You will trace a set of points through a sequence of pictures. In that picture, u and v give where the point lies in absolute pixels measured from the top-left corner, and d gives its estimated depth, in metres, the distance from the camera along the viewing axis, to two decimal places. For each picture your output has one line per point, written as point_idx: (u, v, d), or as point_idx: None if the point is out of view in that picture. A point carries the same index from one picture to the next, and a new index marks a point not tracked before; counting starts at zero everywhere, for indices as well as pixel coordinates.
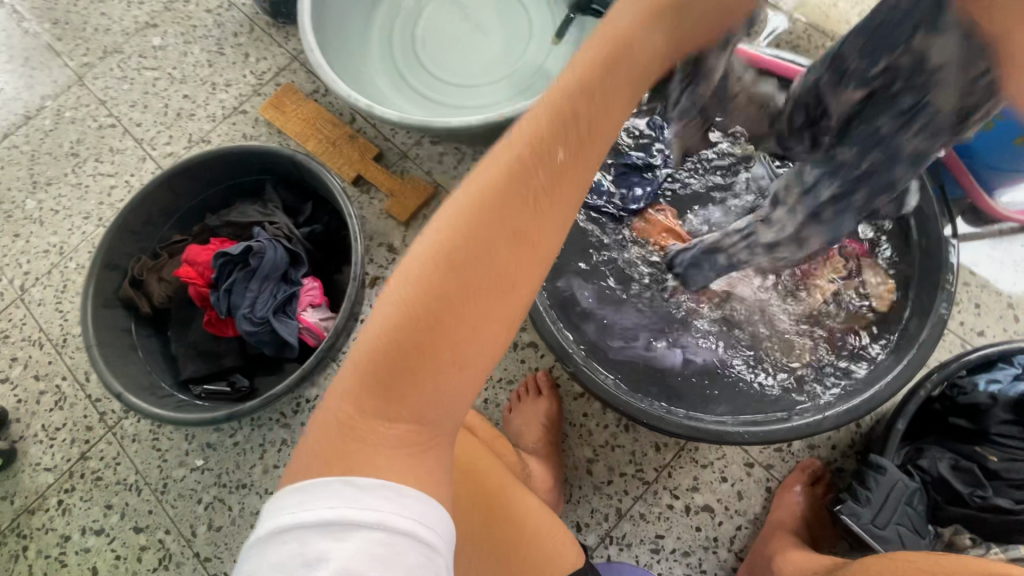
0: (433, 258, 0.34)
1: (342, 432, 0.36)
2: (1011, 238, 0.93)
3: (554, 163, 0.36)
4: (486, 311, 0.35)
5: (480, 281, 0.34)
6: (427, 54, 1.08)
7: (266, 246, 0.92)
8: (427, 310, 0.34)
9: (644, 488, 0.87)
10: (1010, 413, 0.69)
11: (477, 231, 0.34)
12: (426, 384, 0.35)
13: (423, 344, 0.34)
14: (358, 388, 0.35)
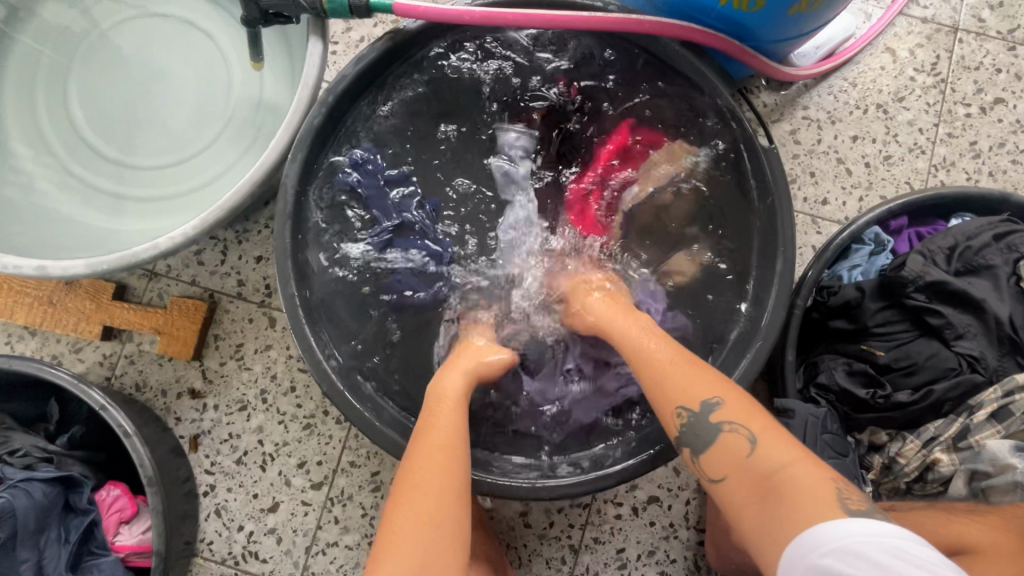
0: (408, 465, 0.55)
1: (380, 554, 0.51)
2: (815, 90, 0.88)
3: (453, 404, 0.59)
4: (438, 482, 0.53)
5: (431, 453, 0.55)
6: (113, 142, 0.83)
7: (12, 498, 0.67)
8: (403, 477, 0.54)
9: (587, 512, 0.80)
10: (880, 301, 0.66)
11: (424, 423, 0.58)
12: (412, 530, 0.51)
13: (403, 497, 0.53)
14: (383, 542, 0.51)
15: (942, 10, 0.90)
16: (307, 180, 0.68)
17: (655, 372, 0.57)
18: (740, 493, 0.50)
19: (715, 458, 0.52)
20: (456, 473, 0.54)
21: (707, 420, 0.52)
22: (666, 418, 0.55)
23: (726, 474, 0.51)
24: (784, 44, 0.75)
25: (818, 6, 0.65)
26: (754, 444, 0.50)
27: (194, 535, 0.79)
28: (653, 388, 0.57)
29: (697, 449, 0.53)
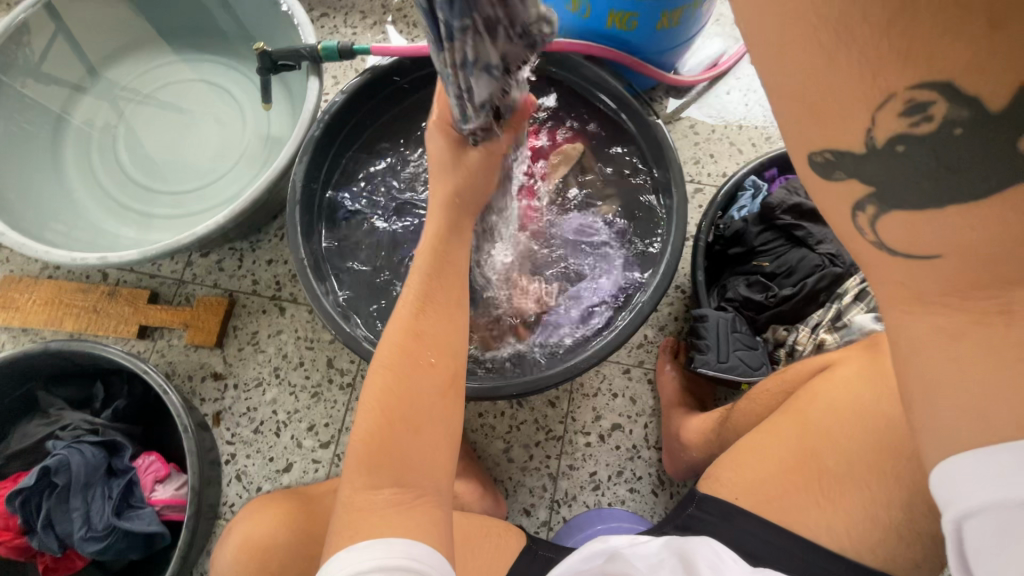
0: (404, 347, 0.55)
1: (372, 468, 0.51)
2: (705, 95, 1.13)
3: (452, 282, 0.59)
4: (430, 392, 0.53)
5: (422, 365, 0.54)
6: (151, 177, 1.03)
7: (69, 454, 0.79)
8: (395, 394, 0.53)
9: (561, 443, 0.93)
10: (760, 225, 0.85)
11: (413, 341, 0.55)
12: (408, 443, 0.51)
13: (397, 415, 0.52)
14: (376, 460, 0.51)
15: None
16: (311, 179, 0.88)
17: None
18: (946, 286, 0.29)
19: (911, 227, 0.30)
20: (458, 365, 0.56)
21: (1014, 142, 0.27)
22: (879, 114, 0.29)
23: (942, 249, 0.29)
24: (665, 57, 1.00)
25: (676, 22, 0.89)
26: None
27: (218, 497, 0.90)
28: (930, 1, 0.25)
29: (904, 190, 0.30)
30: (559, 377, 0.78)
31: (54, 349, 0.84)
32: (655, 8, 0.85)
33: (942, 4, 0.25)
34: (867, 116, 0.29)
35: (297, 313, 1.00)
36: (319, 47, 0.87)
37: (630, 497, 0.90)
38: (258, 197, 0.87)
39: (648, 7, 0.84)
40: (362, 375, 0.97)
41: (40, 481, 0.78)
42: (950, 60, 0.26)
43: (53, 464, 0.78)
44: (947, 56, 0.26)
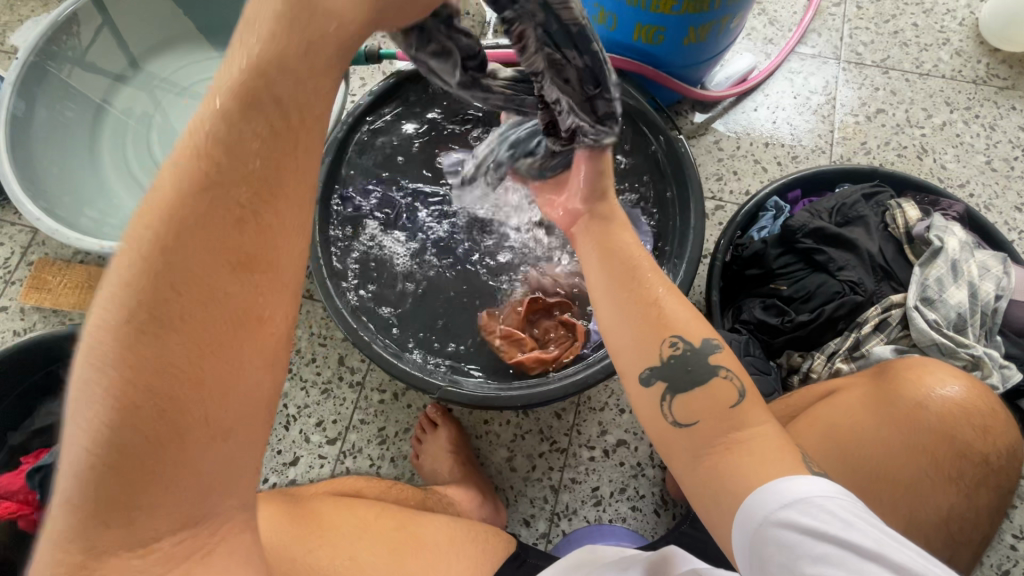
0: (154, 325, 0.29)
1: (112, 510, 0.31)
2: (732, 111, 1.12)
3: (271, 202, 0.31)
4: (218, 403, 0.32)
5: (210, 365, 0.31)
6: None
7: None
8: (158, 409, 0.30)
9: (565, 456, 0.92)
10: (779, 248, 0.83)
11: (178, 314, 0.30)
12: (192, 475, 0.32)
13: (162, 446, 0.31)
14: (124, 496, 0.31)
15: (826, 48, 1.15)
16: (332, 179, 0.89)
17: (651, 304, 0.52)
18: (703, 439, 0.49)
19: (693, 402, 0.51)
20: (275, 346, 0.33)
21: (703, 359, 0.52)
22: (653, 345, 0.52)
23: (697, 418, 0.50)
24: (691, 71, 0.99)
25: (705, 37, 0.88)
26: (720, 352, 0.53)
27: None
28: (625, 305, 0.52)
29: (683, 385, 0.51)
30: (560, 391, 0.77)
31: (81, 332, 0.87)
32: (683, 23, 0.83)
33: (635, 303, 0.52)
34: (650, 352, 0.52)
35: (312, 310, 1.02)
36: None
37: (631, 516, 0.89)
38: None
39: (676, 22, 0.83)
40: (371, 375, 0.98)
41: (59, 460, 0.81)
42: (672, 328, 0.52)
43: None
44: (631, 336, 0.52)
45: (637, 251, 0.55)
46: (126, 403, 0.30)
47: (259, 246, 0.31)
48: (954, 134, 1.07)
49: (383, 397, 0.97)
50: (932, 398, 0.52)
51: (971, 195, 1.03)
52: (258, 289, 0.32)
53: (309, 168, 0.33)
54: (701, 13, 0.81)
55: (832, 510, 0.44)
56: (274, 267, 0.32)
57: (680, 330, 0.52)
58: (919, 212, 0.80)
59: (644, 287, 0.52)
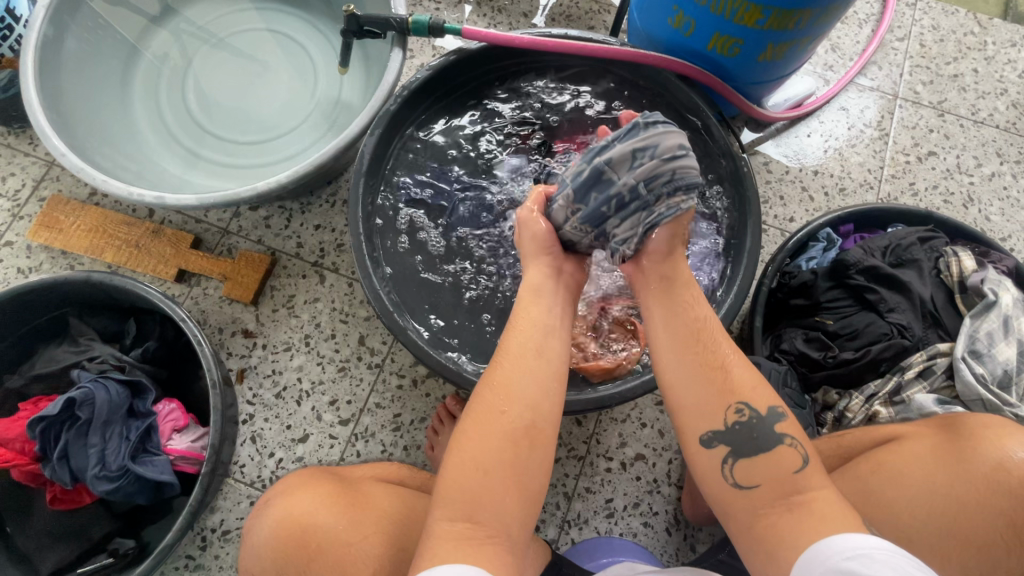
0: (492, 376, 0.56)
1: (449, 498, 0.52)
2: (785, 134, 1.10)
3: (532, 333, 0.58)
4: (511, 436, 0.53)
5: (508, 401, 0.54)
6: (215, 123, 1.01)
7: (94, 389, 0.78)
8: (483, 431, 0.53)
9: (582, 463, 0.90)
10: (829, 281, 0.82)
11: (500, 356, 0.58)
12: (489, 485, 0.51)
13: (482, 464, 0.52)
14: (453, 496, 0.52)
15: (885, 82, 1.13)
16: (379, 153, 0.85)
17: (716, 367, 0.55)
18: (761, 501, 0.52)
19: (755, 466, 0.53)
20: (539, 420, 0.54)
21: (770, 427, 0.54)
22: (718, 411, 0.54)
23: (758, 482, 0.52)
24: (755, 89, 0.96)
25: (781, 56, 0.85)
26: (785, 420, 0.54)
27: (231, 456, 0.89)
28: (687, 366, 0.55)
29: (743, 450, 0.53)
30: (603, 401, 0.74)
31: (95, 280, 0.82)
32: (764, 40, 0.81)
33: (699, 367, 0.55)
34: (718, 418, 0.54)
35: (336, 284, 0.98)
36: (409, 20, 0.84)
37: (643, 531, 0.88)
38: (325, 161, 0.84)
39: (756, 37, 0.81)
40: (392, 358, 0.95)
41: (62, 412, 0.76)
42: (747, 391, 0.54)
43: (78, 397, 0.77)
44: (698, 400, 0.54)
45: (703, 314, 0.58)
46: (473, 421, 0.54)
47: (546, 333, 0.59)
48: (1001, 186, 1.07)
49: (402, 383, 0.94)
50: (1011, 459, 0.54)
51: (1011, 249, 1.03)
52: (540, 356, 0.57)
53: (546, 307, 0.61)
54: (785, 31, 0.79)
55: (886, 563, 0.45)
56: (552, 340, 0.59)
57: (746, 396, 0.54)
58: (974, 262, 0.79)
59: (711, 351, 0.56)
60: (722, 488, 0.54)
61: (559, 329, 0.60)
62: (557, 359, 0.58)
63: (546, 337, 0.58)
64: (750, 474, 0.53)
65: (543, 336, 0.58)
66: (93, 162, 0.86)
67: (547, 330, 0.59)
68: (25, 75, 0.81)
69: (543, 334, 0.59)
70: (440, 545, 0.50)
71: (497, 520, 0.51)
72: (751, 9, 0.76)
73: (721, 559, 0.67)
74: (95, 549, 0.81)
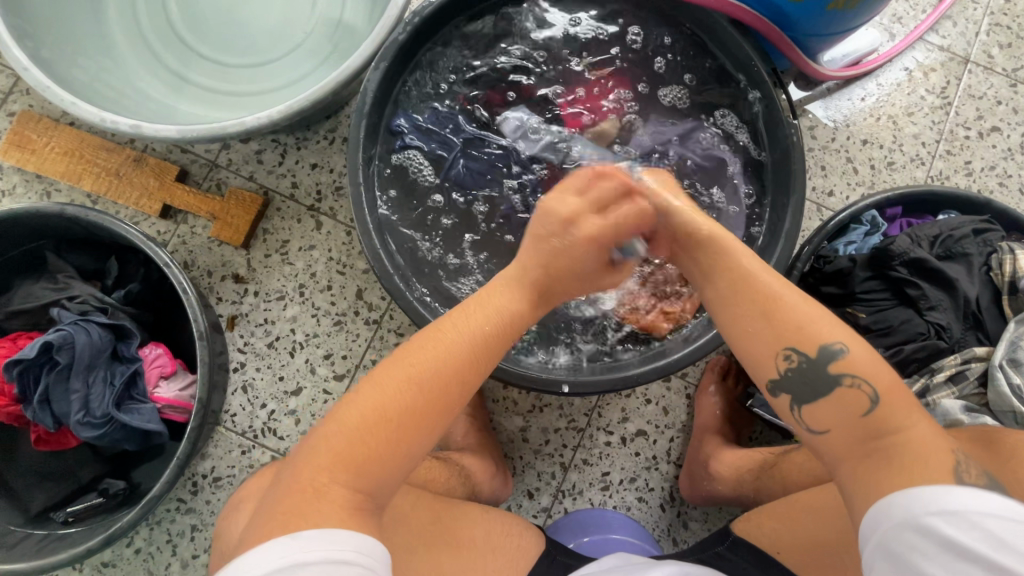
0: (426, 349, 0.51)
1: (331, 459, 0.45)
2: (835, 95, 0.98)
3: (478, 320, 0.54)
4: (416, 414, 0.48)
5: (429, 378, 0.49)
6: (202, 40, 0.91)
7: (73, 332, 0.74)
8: (395, 402, 0.48)
9: (580, 436, 0.88)
10: (868, 271, 0.75)
11: (437, 330, 0.53)
12: (378, 456, 0.46)
13: (386, 435, 0.47)
14: (340, 456, 0.46)
15: (957, 42, 1.00)
16: (384, 89, 0.75)
17: (767, 312, 0.52)
18: (844, 447, 0.48)
19: (818, 410, 0.50)
20: (448, 403, 0.50)
21: (826, 368, 0.49)
22: (771, 358, 0.51)
23: (829, 427, 0.49)
24: (814, 42, 0.85)
25: (855, 4, 0.73)
26: (846, 357, 0.49)
27: (221, 404, 0.86)
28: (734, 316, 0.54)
29: (803, 396, 0.50)
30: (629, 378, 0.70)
31: (70, 214, 0.75)
32: None
33: (753, 316, 0.52)
34: (772, 357, 0.51)
35: (334, 232, 0.92)
36: None
37: (636, 506, 0.87)
38: (322, 94, 0.74)
39: None
40: (390, 315, 0.90)
41: (40, 355, 0.72)
42: (806, 336, 0.50)
43: (57, 341, 0.73)
44: (750, 338, 0.52)
45: (749, 264, 0.55)
46: (393, 388, 0.48)
47: (497, 326, 0.55)
48: None
49: (400, 341, 0.89)
50: None
51: None
52: (472, 342, 0.53)
53: (510, 294, 0.57)
54: None
55: (979, 525, 0.41)
56: (494, 333, 0.55)
57: (794, 338, 0.50)
58: None
59: (761, 300, 0.52)
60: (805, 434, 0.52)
61: (510, 321, 0.56)
62: (488, 348, 0.54)
63: (490, 329, 0.54)
64: (821, 414, 0.50)
65: (489, 327, 0.54)
66: (62, 80, 0.76)
67: (495, 319, 0.55)
68: None
69: (495, 325, 0.55)
70: (318, 503, 0.43)
71: (368, 509, 0.45)
72: None
73: (719, 553, 0.66)
74: (85, 490, 0.80)
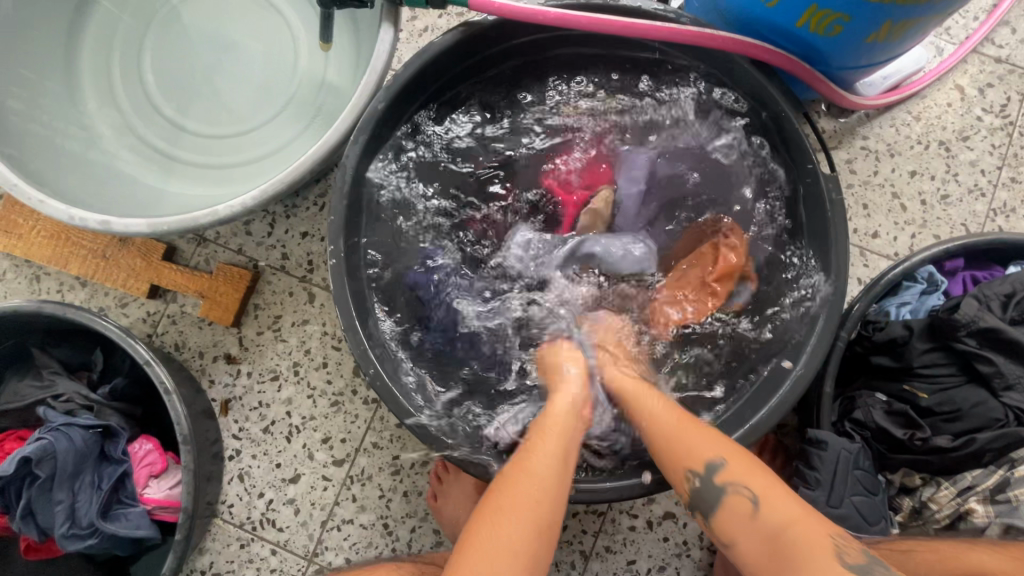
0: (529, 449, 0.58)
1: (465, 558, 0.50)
2: (877, 121, 0.87)
3: (563, 426, 0.60)
4: (532, 510, 0.53)
5: (539, 475, 0.55)
6: (183, 109, 0.86)
7: (54, 440, 0.69)
8: (507, 499, 0.53)
9: (601, 520, 0.80)
10: (928, 342, 0.64)
11: (537, 432, 0.60)
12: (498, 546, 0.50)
13: (502, 526, 0.51)
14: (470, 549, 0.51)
15: (1018, 52, 0.88)
16: (366, 163, 0.68)
17: (663, 446, 0.58)
18: (755, 558, 0.50)
19: (728, 521, 0.52)
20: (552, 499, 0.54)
21: (711, 479, 0.53)
22: (675, 477, 0.56)
23: (735, 539, 0.52)
24: (852, 72, 0.74)
25: (900, 35, 0.63)
26: (725, 469, 0.53)
27: (217, 496, 0.81)
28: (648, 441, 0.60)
29: (707, 510, 0.54)
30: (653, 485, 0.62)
31: (49, 312, 0.71)
32: (881, 15, 0.59)
33: (669, 444, 0.58)
34: (672, 474, 0.56)
35: (328, 304, 0.86)
36: None
37: None
38: (301, 173, 0.68)
39: (871, 12, 0.59)
40: None
41: (21, 467, 0.69)
42: (720, 445, 0.56)
43: (37, 451, 0.69)
44: (672, 461, 0.57)
45: (652, 406, 0.62)
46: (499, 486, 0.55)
47: (572, 425, 0.61)
48: None
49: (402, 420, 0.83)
50: None
51: None
52: (555, 438, 0.59)
53: (566, 395, 0.64)
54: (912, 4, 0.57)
55: None
56: (572, 431, 0.61)
57: (685, 457, 0.55)
58: None
59: (673, 432, 0.58)
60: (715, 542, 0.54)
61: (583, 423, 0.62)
62: (569, 443, 0.60)
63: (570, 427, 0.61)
64: (719, 527, 0.53)
65: (571, 431, 0.60)
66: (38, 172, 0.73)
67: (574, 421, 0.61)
68: None
69: (575, 425, 0.61)
70: None
71: None
72: None
73: None
74: None
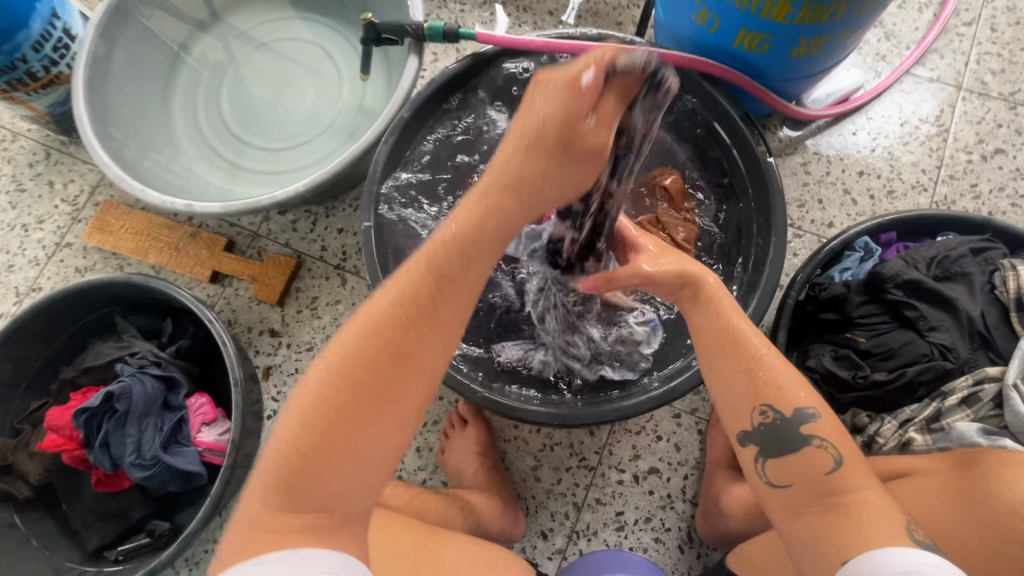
0: (404, 301, 0.49)
1: (309, 431, 0.45)
2: (827, 131, 1.02)
3: (478, 236, 0.51)
4: (395, 398, 0.47)
5: (407, 336, 0.48)
6: (248, 130, 1.07)
7: (131, 384, 0.84)
8: (389, 352, 0.47)
9: (592, 474, 0.89)
10: (863, 295, 0.75)
11: (448, 278, 0.50)
12: (355, 446, 0.45)
13: (365, 411, 0.46)
14: (307, 415, 0.45)
15: (948, 72, 1.02)
16: (392, 160, 0.86)
17: (746, 377, 0.57)
18: (799, 498, 0.53)
19: (784, 465, 0.54)
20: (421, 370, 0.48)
21: (795, 428, 0.54)
22: (743, 412, 0.56)
23: (790, 482, 0.54)
24: (791, 86, 0.90)
25: (817, 51, 0.79)
26: (814, 422, 0.54)
27: (256, 449, 0.94)
28: (727, 377, 0.57)
29: (772, 450, 0.55)
30: (627, 409, 0.72)
31: (135, 281, 0.88)
32: (795, 34, 0.75)
33: (738, 373, 0.57)
34: (742, 403, 0.57)
35: (358, 287, 1.01)
36: (424, 26, 0.84)
37: (653, 547, 0.86)
38: (341, 167, 0.85)
39: (787, 31, 0.75)
40: None
41: (103, 405, 0.83)
42: (805, 392, 0.55)
43: (117, 391, 0.83)
44: (744, 386, 0.56)
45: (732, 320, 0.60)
46: (350, 349, 0.47)
47: (461, 263, 0.50)
48: None
49: None
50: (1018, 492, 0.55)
51: None
52: (456, 281, 0.50)
53: (501, 206, 0.51)
54: (819, 24, 0.72)
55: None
56: (481, 252, 0.51)
57: (771, 399, 0.55)
58: None
59: (744, 358, 0.57)
60: (760, 486, 0.56)
61: (480, 256, 0.51)
62: (479, 249, 0.51)
63: (465, 257, 0.50)
64: (776, 466, 0.55)
65: (490, 245, 0.52)
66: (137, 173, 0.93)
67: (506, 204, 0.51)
68: (75, 90, 0.88)
69: (472, 254, 0.51)
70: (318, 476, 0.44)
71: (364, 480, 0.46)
72: (779, 2, 0.70)
73: None
74: (133, 530, 0.88)
